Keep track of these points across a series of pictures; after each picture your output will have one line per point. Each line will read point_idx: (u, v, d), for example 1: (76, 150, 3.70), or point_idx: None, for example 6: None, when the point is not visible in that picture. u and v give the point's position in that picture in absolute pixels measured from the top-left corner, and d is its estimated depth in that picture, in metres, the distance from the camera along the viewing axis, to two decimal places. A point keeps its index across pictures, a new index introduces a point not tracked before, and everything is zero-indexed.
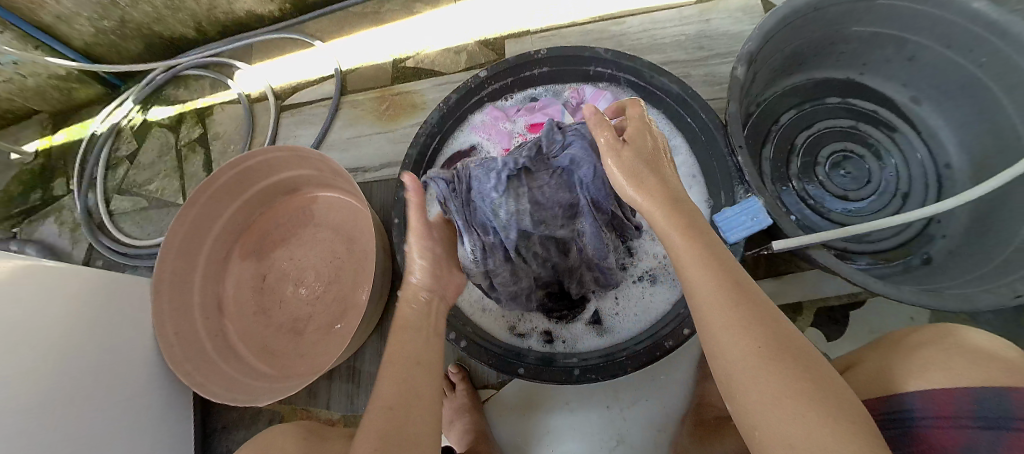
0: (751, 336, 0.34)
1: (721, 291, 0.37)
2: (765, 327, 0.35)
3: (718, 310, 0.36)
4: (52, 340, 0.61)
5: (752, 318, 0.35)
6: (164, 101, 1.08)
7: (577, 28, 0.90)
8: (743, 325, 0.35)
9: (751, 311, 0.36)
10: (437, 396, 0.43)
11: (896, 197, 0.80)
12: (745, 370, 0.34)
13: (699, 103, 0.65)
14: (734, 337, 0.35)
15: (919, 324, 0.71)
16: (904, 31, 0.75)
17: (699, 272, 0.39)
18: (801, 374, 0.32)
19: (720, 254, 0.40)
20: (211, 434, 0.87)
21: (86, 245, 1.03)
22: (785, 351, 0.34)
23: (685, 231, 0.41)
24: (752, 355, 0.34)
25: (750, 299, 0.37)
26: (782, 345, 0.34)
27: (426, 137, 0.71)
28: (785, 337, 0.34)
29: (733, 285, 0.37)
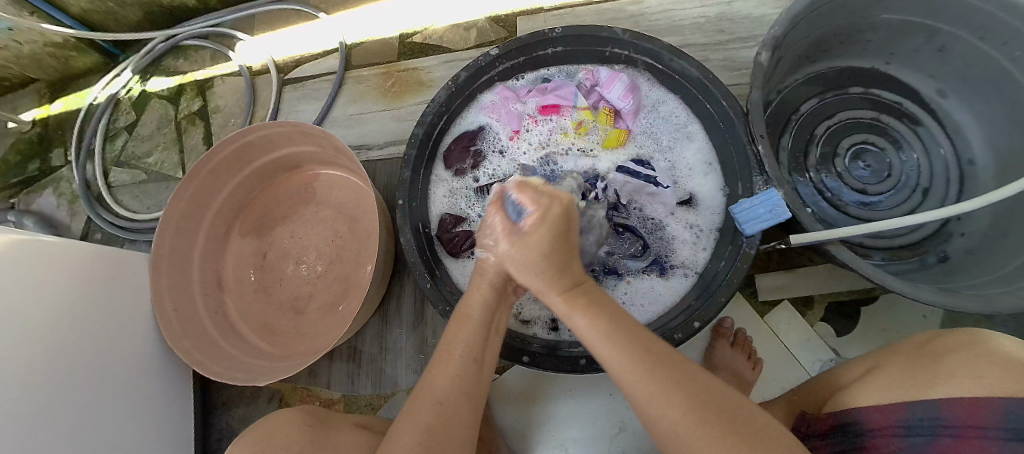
0: (676, 402, 0.36)
1: (634, 362, 0.38)
2: (684, 389, 0.36)
3: (633, 380, 0.38)
4: (51, 316, 0.60)
5: (667, 379, 0.37)
6: (164, 72, 1.05)
7: (594, 6, 0.86)
8: (643, 371, 0.38)
9: (670, 376, 0.37)
10: (451, 387, 0.43)
11: (915, 193, 0.77)
12: (684, 438, 0.35)
13: (719, 87, 0.62)
14: (658, 407, 0.36)
15: (932, 323, 0.70)
16: (937, 21, 0.71)
17: (593, 327, 0.42)
18: (727, 430, 0.34)
19: (622, 324, 0.42)
20: (210, 410, 0.87)
21: (84, 217, 1.01)
22: (705, 405, 0.36)
23: (583, 303, 0.44)
24: (680, 422, 0.35)
25: (662, 360, 0.39)
26: (705, 404, 0.35)
27: (434, 116, 0.68)
28: (703, 391, 0.36)
29: (645, 352, 0.39)
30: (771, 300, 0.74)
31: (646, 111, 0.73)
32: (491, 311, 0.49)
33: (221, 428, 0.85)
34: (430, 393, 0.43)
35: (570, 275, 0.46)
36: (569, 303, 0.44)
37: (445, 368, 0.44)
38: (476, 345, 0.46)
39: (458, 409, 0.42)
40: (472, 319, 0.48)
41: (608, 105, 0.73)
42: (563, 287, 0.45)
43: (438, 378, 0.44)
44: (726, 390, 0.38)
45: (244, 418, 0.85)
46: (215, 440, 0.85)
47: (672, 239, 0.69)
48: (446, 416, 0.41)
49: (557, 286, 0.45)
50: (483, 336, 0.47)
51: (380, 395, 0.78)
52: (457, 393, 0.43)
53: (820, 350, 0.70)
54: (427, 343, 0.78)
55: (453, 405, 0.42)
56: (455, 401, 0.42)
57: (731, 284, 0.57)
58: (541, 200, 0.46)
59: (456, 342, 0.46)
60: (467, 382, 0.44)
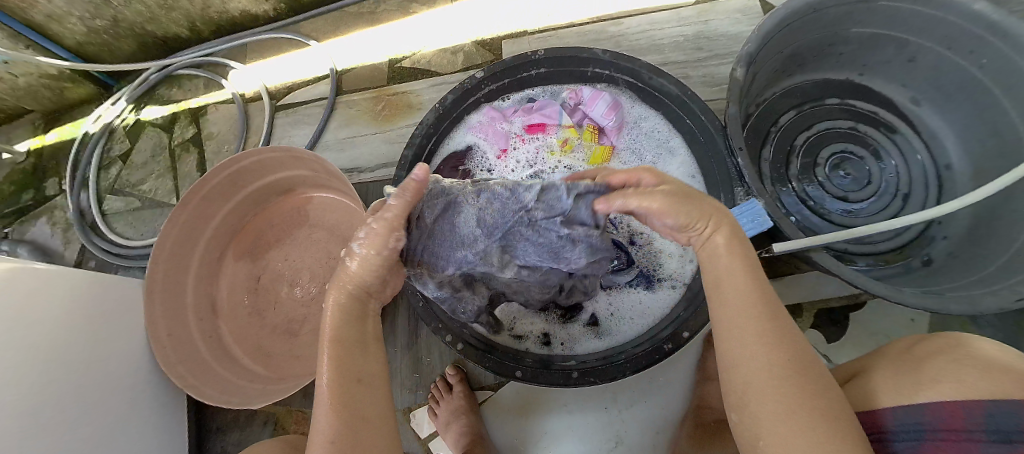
0: (778, 362, 0.34)
1: (752, 314, 0.36)
2: (789, 350, 0.34)
3: (743, 336, 0.36)
4: (47, 344, 0.60)
5: (780, 337, 0.35)
6: (158, 100, 1.07)
7: (576, 28, 0.89)
8: (762, 338, 0.35)
9: (782, 341, 0.35)
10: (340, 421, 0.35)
11: (895, 198, 0.80)
12: (755, 387, 0.34)
13: (698, 103, 0.64)
14: (747, 357, 0.35)
15: (919, 326, 0.71)
16: (905, 33, 0.74)
17: (734, 269, 0.39)
18: (814, 393, 0.32)
19: (763, 289, 0.38)
20: (204, 436, 0.86)
21: (78, 245, 1.01)
22: (804, 368, 0.34)
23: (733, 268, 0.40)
24: (765, 375, 0.33)
25: (781, 326, 0.36)
26: (807, 371, 0.33)
27: (423, 137, 0.70)
28: (809, 363, 0.34)
29: (769, 313, 0.36)
30: None
31: (629, 127, 0.75)
32: (358, 314, 0.41)
33: None
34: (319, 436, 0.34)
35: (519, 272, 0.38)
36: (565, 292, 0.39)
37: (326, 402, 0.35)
38: (358, 356, 0.38)
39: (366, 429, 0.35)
40: (334, 337, 0.39)
41: (592, 123, 0.75)
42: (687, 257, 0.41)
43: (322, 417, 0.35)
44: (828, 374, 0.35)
45: (239, 444, 0.84)
46: None
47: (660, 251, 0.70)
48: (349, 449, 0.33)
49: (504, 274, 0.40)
50: (358, 344, 0.39)
51: None
52: (358, 418, 0.35)
53: None
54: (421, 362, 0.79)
55: (353, 429, 0.34)
56: (355, 426, 0.35)
57: None
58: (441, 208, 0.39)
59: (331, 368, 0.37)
60: (364, 404, 0.36)
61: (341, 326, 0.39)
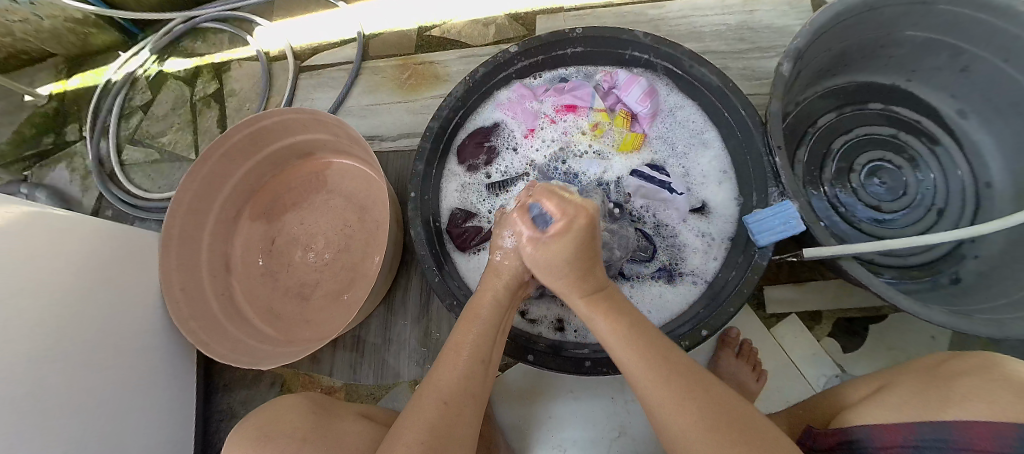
0: (688, 412, 0.37)
1: (651, 370, 0.40)
2: (697, 399, 0.38)
3: (652, 388, 0.40)
4: (61, 290, 0.61)
5: (686, 393, 0.38)
6: (182, 53, 1.05)
7: (614, 8, 0.86)
8: (675, 397, 0.38)
9: (685, 386, 0.39)
10: (459, 389, 0.43)
11: (930, 213, 0.77)
12: (690, 447, 0.36)
13: (739, 96, 0.61)
14: (677, 420, 0.37)
15: (940, 345, 0.69)
16: (962, 41, 0.70)
17: (614, 330, 0.45)
18: (736, 440, 0.34)
19: (646, 333, 0.44)
20: (212, 391, 0.87)
21: (96, 194, 1.02)
22: (729, 423, 0.36)
23: (608, 315, 0.46)
24: (691, 430, 0.36)
25: (678, 370, 0.40)
26: (717, 415, 0.36)
27: (449, 110, 0.69)
28: (720, 405, 0.37)
29: (664, 358, 0.41)
30: (779, 312, 0.73)
31: (663, 115, 0.73)
32: (502, 313, 0.50)
33: (222, 410, 0.86)
34: (435, 395, 0.42)
35: (593, 282, 0.48)
36: (591, 308, 0.47)
37: (452, 367, 0.44)
38: (485, 343, 0.47)
39: (464, 410, 0.42)
40: (479, 320, 0.48)
41: (624, 108, 0.73)
42: (587, 291, 0.48)
43: (444, 378, 0.43)
44: (743, 405, 0.38)
45: (245, 401, 0.85)
46: (215, 422, 0.85)
47: (685, 246, 0.68)
48: (452, 417, 0.41)
49: (578, 291, 0.48)
50: (489, 340, 0.48)
51: (381, 385, 0.79)
52: (461, 397, 0.43)
53: (826, 366, 0.70)
54: (430, 337, 0.79)
55: (459, 404, 0.42)
56: (461, 402, 0.42)
57: (741, 294, 0.56)
58: (567, 209, 0.47)
59: (462, 344, 0.46)
60: (474, 380, 0.44)
61: (488, 314, 0.49)
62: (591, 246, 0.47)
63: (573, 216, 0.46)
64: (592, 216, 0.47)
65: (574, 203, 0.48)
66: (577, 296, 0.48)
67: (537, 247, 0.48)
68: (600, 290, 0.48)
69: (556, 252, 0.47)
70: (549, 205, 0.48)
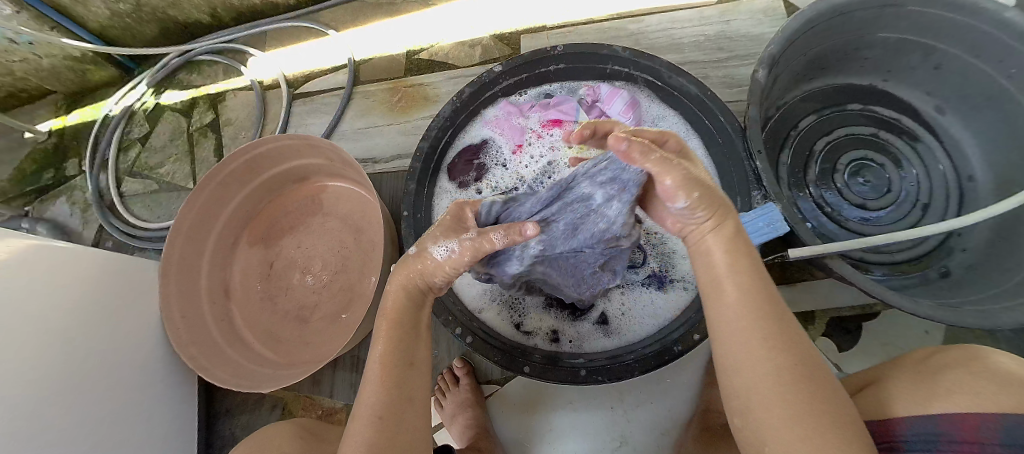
0: (780, 358, 0.35)
1: (755, 311, 0.37)
2: (790, 348, 0.36)
3: (741, 334, 0.37)
4: (65, 322, 0.62)
5: (782, 340, 0.36)
6: (178, 85, 1.08)
7: (595, 25, 0.88)
8: (771, 342, 0.36)
9: (779, 334, 0.36)
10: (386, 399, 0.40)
11: (915, 208, 0.78)
12: (761, 397, 0.34)
13: (718, 104, 0.64)
14: (763, 365, 0.35)
15: (934, 338, 0.70)
16: (933, 40, 0.73)
17: (731, 262, 0.40)
18: (815, 396, 0.33)
19: (761, 281, 0.39)
20: (213, 418, 0.87)
21: (96, 226, 1.03)
22: (812, 377, 0.34)
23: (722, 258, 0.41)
24: (772, 384, 0.34)
25: (782, 327, 0.37)
26: (810, 377, 0.34)
27: (438, 130, 0.71)
28: (807, 359, 0.35)
29: (767, 303, 0.38)
30: None
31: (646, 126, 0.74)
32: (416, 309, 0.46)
33: (224, 437, 0.85)
34: (366, 412, 0.40)
35: None
36: None
37: (373, 383, 0.41)
38: (403, 349, 0.43)
39: (403, 416, 0.40)
40: (389, 324, 0.44)
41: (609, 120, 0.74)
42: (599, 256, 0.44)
43: (367, 396, 0.41)
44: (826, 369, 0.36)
45: (247, 427, 0.85)
46: (217, 449, 0.85)
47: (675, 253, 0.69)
48: (390, 429, 0.39)
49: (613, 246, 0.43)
50: (404, 340, 0.44)
51: None
52: (397, 405, 0.40)
53: None
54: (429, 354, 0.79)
55: (393, 414, 0.40)
56: (396, 410, 0.40)
57: None
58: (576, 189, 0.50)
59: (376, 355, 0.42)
60: (405, 390, 0.41)
61: (400, 313, 0.45)
62: None
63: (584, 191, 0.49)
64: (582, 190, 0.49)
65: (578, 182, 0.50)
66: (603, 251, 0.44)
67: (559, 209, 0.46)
68: None
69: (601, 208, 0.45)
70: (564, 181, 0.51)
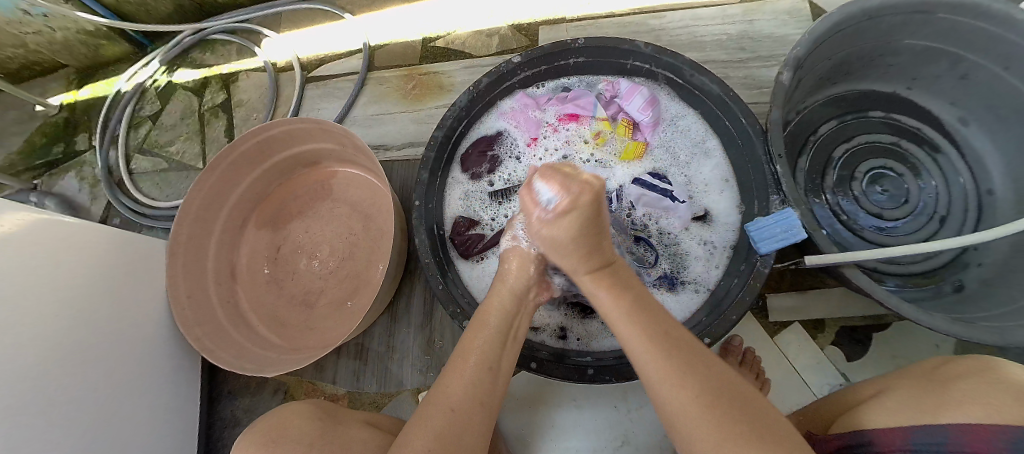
0: (688, 384, 0.36)
1: (652, 343, 0.40)
2: (696, 374, 0.37)
3: (651, 364, 0.39)
4: (70, 296, 0.62)
5: (686, 368, 0.37)
6: (191, 64, 1.07)
7: (615, 19, 0.87)
8: (676, 371, 0.37)
9: (682, 361, 0.38)
10: (466, 393, 0.43)
11: (932, 220, 0.77)
12: (693, 425, 0.35)
13: (739, 106, 0.62)
14: (677, 393, 0.36)
15: (945, 352, 0.69)
16: (960, 49, 0.71)
17: (618, 301, 0.45)
18: (735, 417, 0.34)
19: (652, 313, 0.43)
20: (216, 398, 0.87)
21: (104, 202, 1.03)
22: (725, 397, 0.35)
23: (612, 289, 0.46)
24: (690, 404, 0.35)
25: (680, 349, 0.39)
26: (719, 391, 0.35)
27: (453, 120, 0.69)
28: (719, 382, 0.36)
29: (666, 336, 0.40)
30: (781, 320, 0.73)
31: (665, 124, 0.73)
32: (510, 317, 0.51)
33: (225, 418, 0.86)
34: (443, 401, 0.42)
35: (600, 257, 0.48)
36: (596, 282, 0.47)
37: (459, 376, 0.44)
38: (493, 350, 0.47)
39: (472, 417, 0.42)
40: (488, 328, 0.49)
41: (626, 117, 0.74)
42: (592, 267, 0.48)
43: (451, 387, 0.43)
44: (740, 383, 0.38)
45: (249, 409, 0.86)
46: (218, 429, 0.85)
47: (687, 254, 0.69)
48: (459, 424, 0.40)
49: (584, 267, 0.48)
50: (497, 347, 0.48)
51: (385, 393, 0.79)
52: (473, 401, 0.43)
53: (830, 374, 0.70)
54: (433, 344, 0.79)
55: (465, 412, 0.42)
56: (469, 410, 0.42)
57: (743, 302, 0.57)
58: (572, 188, 0.46)
59: (470, 351, 0.46)
60: (481, 390, 0.44)
61: (500, 323, 0.50)
62: (598, 223, 0.46)
63: (578, 194, 0.46)
64: (597, 193, 0.46)
65: (579, 181, 0.47)
66: (583, 273, 0.48)
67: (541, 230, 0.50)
68: (609, 265, 0.49)
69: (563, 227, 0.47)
70: (552, 186, 0.48)
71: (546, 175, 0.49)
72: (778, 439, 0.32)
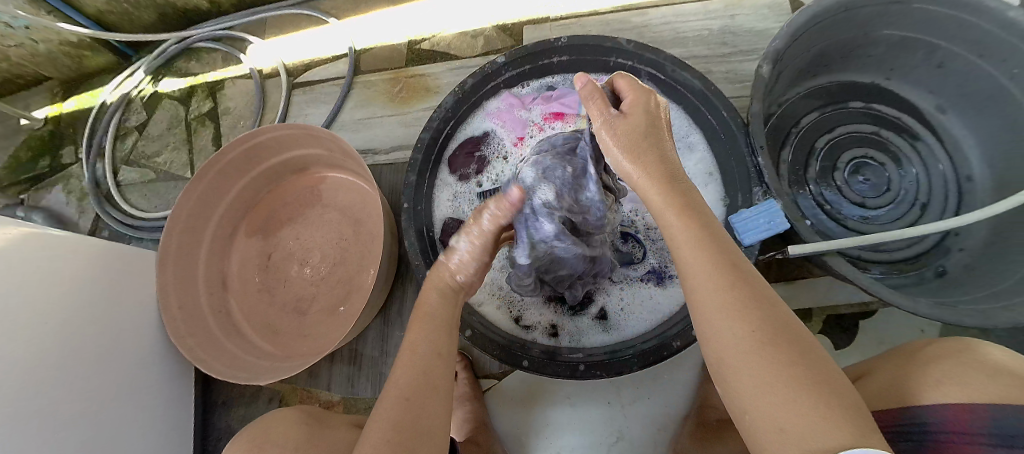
0: (748, 319, 0.35)
1: (715, 274, 0.38)
2: (759, 310, 0.35)
3: (713, 289, 0.37)
4: (59, 309, 0.62)
5: (747, 302, 0.36)
6: (176, 73, 1.07)
7: (598, 17, 0.88)
8: (738, 306, 0.36)
9: (746, 295, 0.36)
10: (425, 377, 0.43)
11: (914, 207, 0.78)
12: (738, 361, 0.34)
13: (720, 99, 0.64)
14: (734, 328, 0.35)
15: (930, 337, 0.70)
16: (936, 37, 0.72)
17: (685, 226, 0.41)
18: (792, 357, 0.33)
19: (721, 243, 0.40)
20: (210, 408, 0.87)
21: (92, 215, 1.03)
22: (783, 338, 0.34)
23: (683, 212, 0.42)
24: (747, 338, 0.34)
25: (745, 284, 0.37)
26: (779, 330, 0.34)
27: (440, 121, 0.71)
28: (781, 321, 0.35)
29: (730, 269, 0.38)
30: None
31: None
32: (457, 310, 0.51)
33: (221, 428, 0.86)
34: (396, 389, 0.42)
35: (668, 173, 0.45)
36: (668, 200, 0.43)
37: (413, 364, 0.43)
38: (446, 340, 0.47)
39: (426, 402, 0.41)
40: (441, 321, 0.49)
41: None
42: (664, 182, 0.44)
43: (403, 375, 0.43)
44: (800, 325, 0.36)
45: (244, 418, 0.85)
46: (213, 439, 0.85)
47: None
48: (414, 410, 0.40)
49: (654, 184, 0.44)
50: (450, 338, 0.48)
51: (379, 397, 0.79)
52: (426, 386, 0.42)
53: None
54: None
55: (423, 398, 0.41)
56: (422, 394, 0.41)
57: None
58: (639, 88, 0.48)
59: (421, 341, 0.46)
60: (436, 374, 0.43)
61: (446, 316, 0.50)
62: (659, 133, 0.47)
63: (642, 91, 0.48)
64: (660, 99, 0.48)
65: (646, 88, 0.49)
66: (654, 189, 0.44)
67: (611, 126, 0.46)
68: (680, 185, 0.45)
69: (631, 123, 0.46)
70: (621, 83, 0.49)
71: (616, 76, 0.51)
72: (833, 385, 0.31)
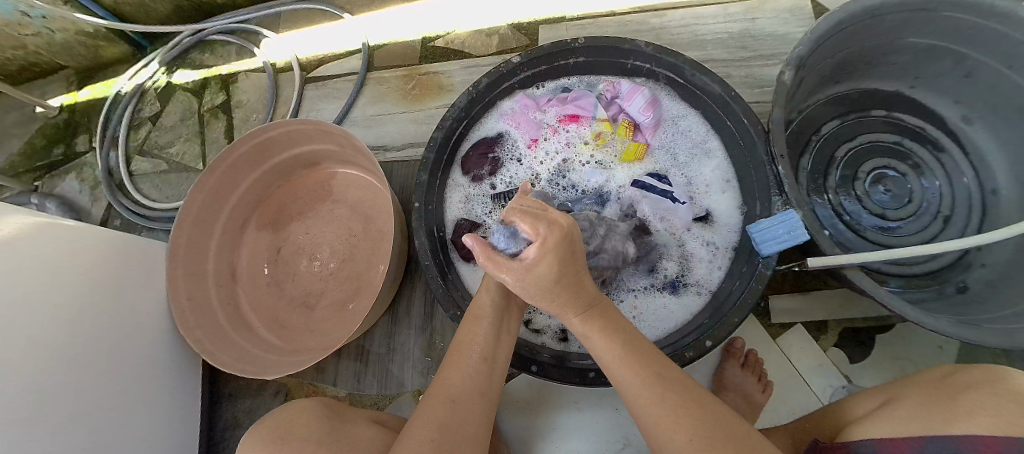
0: (682, 425, 0.38)
1: (644, 383, 0.41)
2: (691, 413, 0.39)
3: (637, 385, 0.42)
4: (71, 301, 0.62)
5: (681, 408, 0.39)
6: (190, 65, 1.07)
7: (615, 18, 0.87)
8: (671, 415, 0.39)
9: (678, 400, 0.40)
10: (465, 384, 0.45)
11: (936, 220, 0.76)
12: None
13: (741, 106, 0.62)
14: (675, 440, 0.38)
15: (948, 354, 0.68)
16: (964, 47, 0.70)
17: (609, 344, 0.45)
18: (732, 453, 0.36)
19: (638, 347, 0.45)
20: (217, 400, 0.88)
21: (105, 204, 1.03)
22: (715, 440, 0.37)
23: (604, 331, 0.45)
24: (686, 447, 0.37)
25: (672, 383, 0.41)
26: (712, 432, 0.37)
27: (453, 121, 0.69)
28: (711, 421, 0.38)
29: (658, 375, 0.42)
30: (784, 321, 0.73)
31: (666, 125, 0.73)
32: (500, 314, 0.51)
33: (226, 419, 0.86)
34: (444, 393, 0.44)
35: (584, 298, 0.46)
36: (590, 325, 0.46)
37: (459, 370, 0.46)
38: (489, 345, 0.48)
39: (473, 407, 0.43)
40: (483, 319, 0.49)
41: (627, 118, 0.73)
42: (581, 308, 0.45)
43: (452, 379, 0.45)
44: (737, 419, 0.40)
45: (250, 410, 0.86)
46: (219, 431, 0.86)
47: (690, 256, 0.68)
48: (460, 413, 0.42)
49: (573, 309, 0.46)
50: (494, 337, 0.49)
51: (385, 395, 0.79)
52: (471, 393, 0.44)
53: (832, 375, 0.69)
54: (434, 346, 0.79)
55: (463, 406, 0.43)
56: (468, 401, 0.43)
57: (744, 306, 0.56)
58: (540, 227, 0.41)
59: (468, 345, 0.48)
60: (480, 381, 0.45)
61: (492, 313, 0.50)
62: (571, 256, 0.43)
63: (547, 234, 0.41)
64: (567, 228, 0.42)
65: (548, 220, 0.42)
66: (573, 315, 0.46)
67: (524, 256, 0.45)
68: (597, 303, 0.47)
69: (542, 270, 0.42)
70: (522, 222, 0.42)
71: (514, 207, 0.45)
72: None
